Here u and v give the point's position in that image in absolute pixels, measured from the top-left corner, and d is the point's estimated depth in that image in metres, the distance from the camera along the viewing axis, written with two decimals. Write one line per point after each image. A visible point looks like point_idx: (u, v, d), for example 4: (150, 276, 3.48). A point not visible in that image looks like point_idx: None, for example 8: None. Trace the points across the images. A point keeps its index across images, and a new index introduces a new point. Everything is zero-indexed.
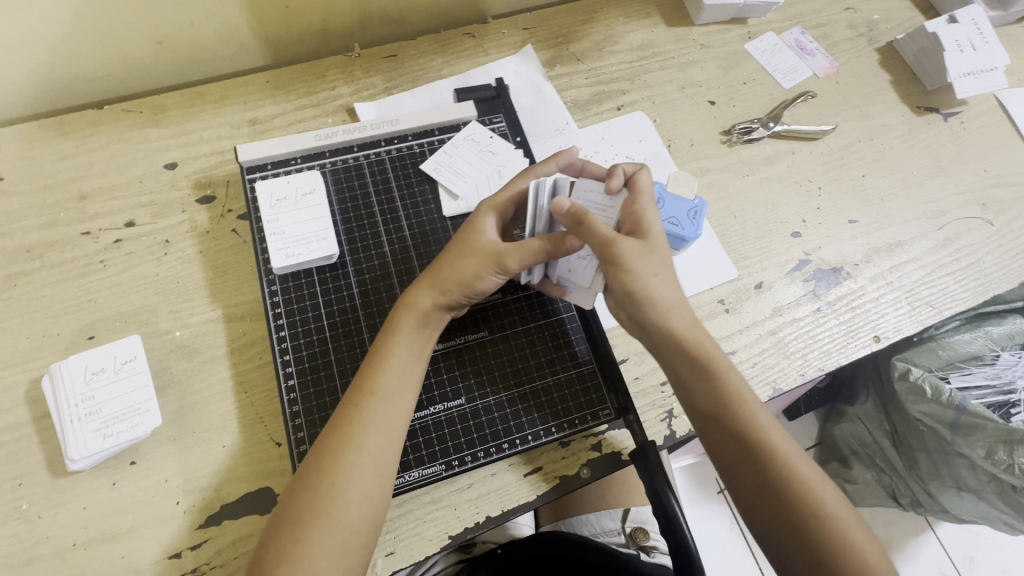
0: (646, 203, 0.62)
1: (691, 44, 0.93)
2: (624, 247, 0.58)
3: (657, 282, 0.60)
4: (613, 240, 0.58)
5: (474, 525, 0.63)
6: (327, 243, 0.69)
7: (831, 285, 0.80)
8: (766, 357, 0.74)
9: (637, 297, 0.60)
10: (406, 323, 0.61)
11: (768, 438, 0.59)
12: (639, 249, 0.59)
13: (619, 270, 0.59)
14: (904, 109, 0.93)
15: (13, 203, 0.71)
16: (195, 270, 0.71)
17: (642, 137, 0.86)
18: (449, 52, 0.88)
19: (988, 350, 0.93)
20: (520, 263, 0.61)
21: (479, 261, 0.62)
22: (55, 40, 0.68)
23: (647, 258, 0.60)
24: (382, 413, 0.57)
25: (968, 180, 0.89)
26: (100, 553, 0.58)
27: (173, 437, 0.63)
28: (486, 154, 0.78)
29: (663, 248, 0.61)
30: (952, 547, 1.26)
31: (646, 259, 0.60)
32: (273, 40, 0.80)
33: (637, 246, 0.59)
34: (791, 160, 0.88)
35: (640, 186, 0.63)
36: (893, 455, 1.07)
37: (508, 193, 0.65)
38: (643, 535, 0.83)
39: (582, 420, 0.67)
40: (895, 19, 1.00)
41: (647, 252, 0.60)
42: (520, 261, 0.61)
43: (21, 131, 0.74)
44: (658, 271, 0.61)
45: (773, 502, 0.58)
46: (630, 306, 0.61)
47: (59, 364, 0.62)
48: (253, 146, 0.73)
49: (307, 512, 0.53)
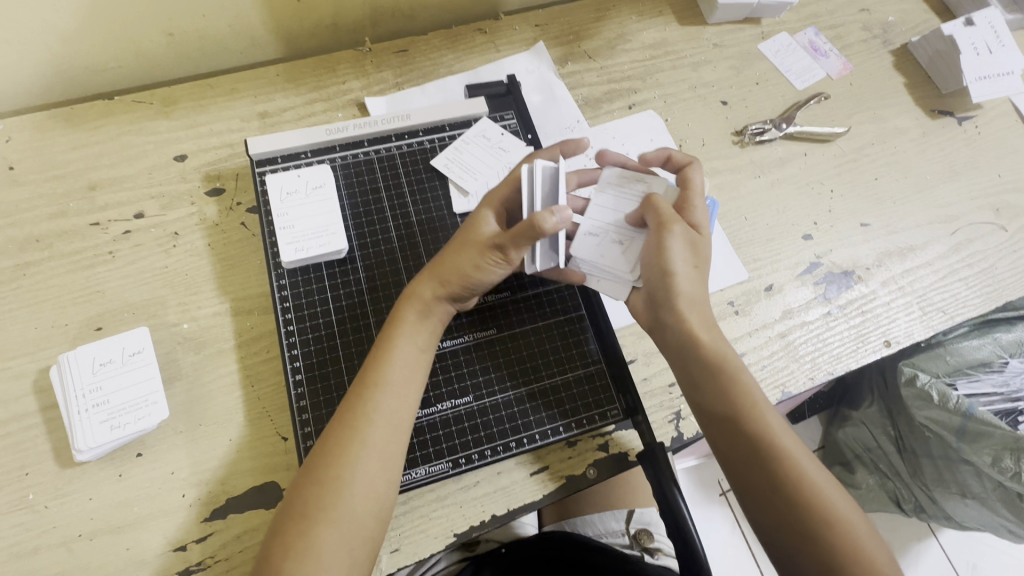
0: (698, 200, 0.66)
1: (704, 44, 0.93)
2: (680, 231, 0.62)
3: (691, 275, 0.63)
4: (666, 222, 0.63)
5: (480, 523, 0.63)
6: (336, 238, 0.69)
7: (842, 289, 0.79)
8: (775, 360, 0.74)
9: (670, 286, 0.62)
10: (409, 314, 0.61)
11: (778, 441, 0.59)
12: (692, 238, 0.63)
13: (667, 249, 0.62)
14: (918, 112, 0.92)
15: (22, 192, 0.71)
16: (203, 263, 0.71)
17: (653, 136, 0.86)
18: (461, 48, 0.87)
19: (996, 357, 0.91)
20: (516, 250, 0.60)
21: (477, 252, 0.61)
22: (67, 30, 0.68)
23: (692, 250, 0.63)
24: (387, 405, 0.57)
25: (982, 185, 0.88)
26: (106, 544, 0.58)
27: (179, 429, 0.63)
28: (496, 150, 0.78)
29: (706, 246, 0.65)
30: (954, 553, 1.26)
31: (694, 249, 0.63)
32: (284, 33, 0.80)
33: (689, 233, 0.63)
34: (803, 161, 0.87)
35: (693, 184, 0.66)
36: (898, 460, 1.07)
37: (509, 184, 0.64)
38: (647, 537, 0.83)
39: (589, 420, 0.67)
40: (910, 21, 0.99)
41: (695, 243, 0.64)
42: (517, 248, 0.60)
43: (31, 121, 0.74)
44: (696, 263, 0.64)
45: (782, 507, 0.57)
46: (661, 296, 0.64)
47: (67, 355, 0.62)
48: (263, 138, 0.73)
49: (313, 504, 0.53)
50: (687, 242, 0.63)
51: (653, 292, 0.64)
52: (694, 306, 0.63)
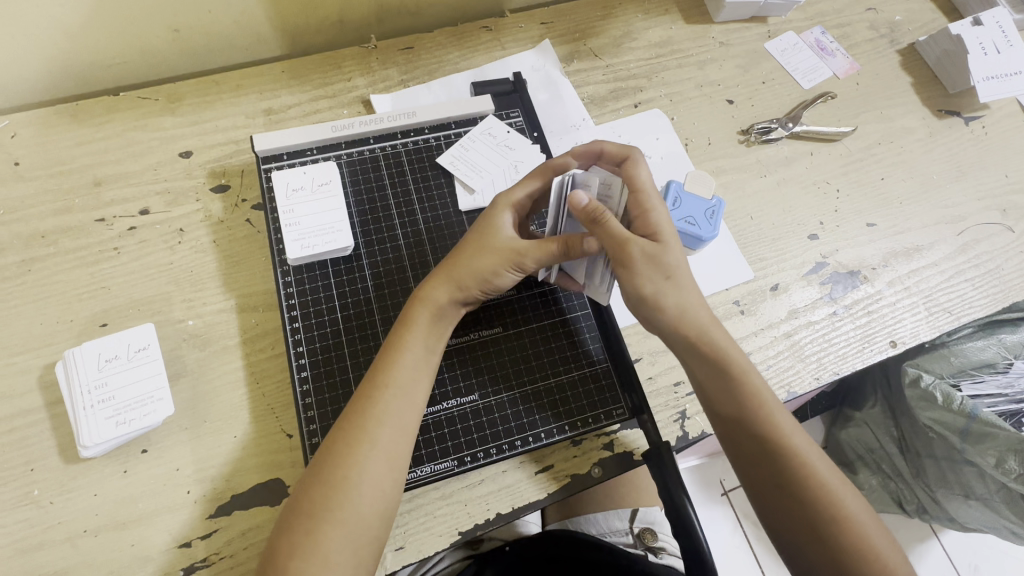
0: (652, 197, 0.61)
1: (710, 42, 0.92)
2: (636, 250, 0.58)
3: (668, 286, 0.60)
4: (625, 241, 0.58)
5: (484, 522, 0.63)
6: (343, 236, 0.69)
7: (848, 288, 0.79)
8: (781, 360, 0.74)
9: (650, 301, 0.60)
10: (422, 317, 0.61)
11: (787, 441, 0.58)
12: (651, 252, 0.59)
13: (630, 273, 0.59)
14: (925, 112, 0.92)
15: (28, 187, 0.71)
16: (208, 260, 0.71)
17: (659, 135, 0.85)
18: (467, 46, 0.87)
19: (1001, 359, 0.91)
20: (537, 261, 0.61)
21: (496, 257, 0.62)
22: (72, 25, 0.67)
23: (659, 261, 0.59)
24: (396, 406, 0.57)
25: (989, 186, 0.88)
26: (111, 541, 0.58)
27: (184, 426, 0.63)
28: (502, 148, 0.78)
29: (673, 251, 0.60)
30: (956, 554, 1.26)
31: (657, 262, 0.59)
32: (289, 29, 0.80)
33: (649, 247, 0.59)
34: (809, 161, 0.87)
35: (640, 183, 0.61)
36: (901, 461, 1.07)
37: (524, 189, 0.65)
38: (651, 536, 0.83)
39: (594, 420, 0.67)
40: (917, 20, 0.98)
41: (658, 255, 0.59)
42: (538, 259, 0.61)
43: (37, 117, 0.74)
44: (667, 273, 0.60)
45: (791, 506, 0.57)
46: (646, 310, 0.62)
47: (72, 351, 0.62)
48: (269, 135, 0.72)
49: (320, 503, 0.53)
50: (648, 258, 0.59)
51: (639, 307, 0.62)
52: (686, 310, 0.61)
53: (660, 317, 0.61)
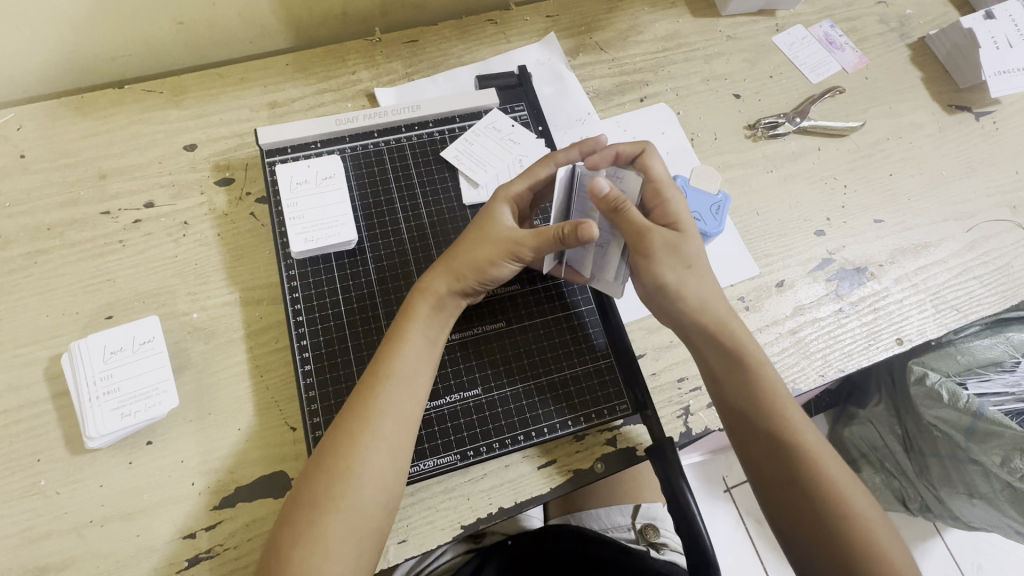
0: (668, 189, 0.63)
1: (717, 36, 0.91)
2: (656, 238, 0.60)
3: (686, 276, 0.62)
4: (646, 232, 0.59)
5: (487, 515, 0.63)
6: (346, 229, 0.69)
7: (854, 285, 0.78)
8: (786, 357, 0.73)
9: (668, 292, 0.62)
10: (423, 307, 0.61)
11: (799, 436, 0.59)
12: (672, 241, 0.61)
13: (651, 261, 0.61)
14: (935, 107, 0.91)
15: (34, 180, 0.72)
16: (213, 253, 0.71)
17: (665, 129, 0.85)
18: (472, 39, 0.87)
19: (1009, 356, 0.89)
20: (537, 250, 0.60)
21: (493, 248, 0.62)
22: (77, 17, 0.68)
23: (679, 250, 0.61)
24: (398, 395, 0.57)
25: (998, 182, 0.87)
26: (117, 531, 0.59)
27: (189, 418, 0.64)
28: (507, 142, 0.77)
29: (693, 240, 0.62)
30: (959, 552, 1.25)
31: (676, 251, 0.61)
32: (294, 22, 0.80)
33: (670, 237, 0.60)
34: (816, 157, 0.86)
35: (654, 174, 0.63)
36: (905, 460, 1.06)
37: (525, 182, 0.65)
38: (653, 532, 0.82)
39: (599, 414, 0.67)
40: (928, 14, 0.97)
41: (678, 244, 0.61)
42: (535, 248, 0.61)
43: (42, 110, 0.74)
44: (687, 262, 0.62)
45: (798, 501, 0.57)
46: (663, 300, 0.63)
47: (78, 343, 0.63)
48: (274, 128, 0.73)
49: (321, 495, 0.53)
50: (668, 246, 0.61)
51: (656, 298, 0.64)
52: (703, 304, 0.62)
53: (675, 308, 0.63)
